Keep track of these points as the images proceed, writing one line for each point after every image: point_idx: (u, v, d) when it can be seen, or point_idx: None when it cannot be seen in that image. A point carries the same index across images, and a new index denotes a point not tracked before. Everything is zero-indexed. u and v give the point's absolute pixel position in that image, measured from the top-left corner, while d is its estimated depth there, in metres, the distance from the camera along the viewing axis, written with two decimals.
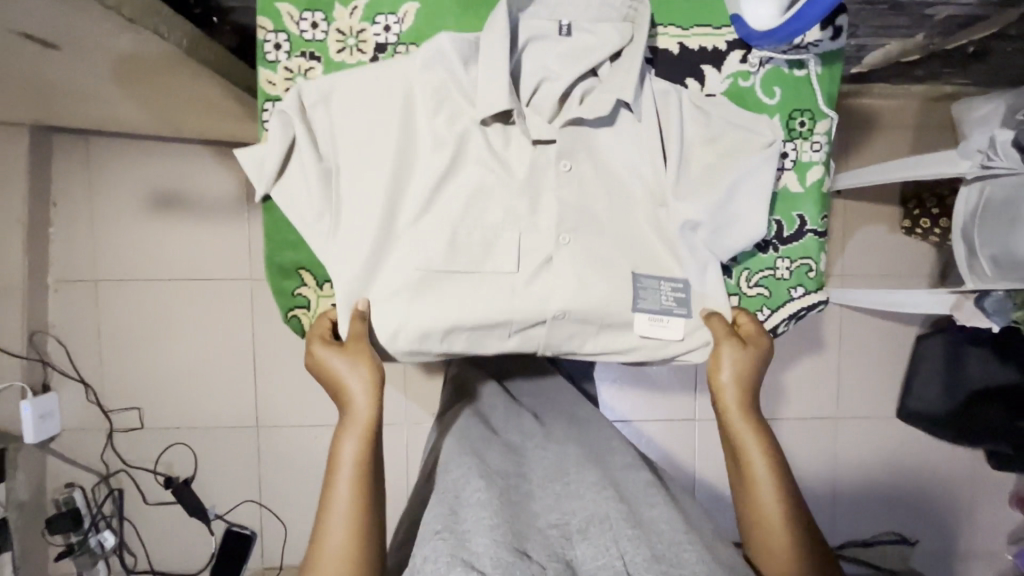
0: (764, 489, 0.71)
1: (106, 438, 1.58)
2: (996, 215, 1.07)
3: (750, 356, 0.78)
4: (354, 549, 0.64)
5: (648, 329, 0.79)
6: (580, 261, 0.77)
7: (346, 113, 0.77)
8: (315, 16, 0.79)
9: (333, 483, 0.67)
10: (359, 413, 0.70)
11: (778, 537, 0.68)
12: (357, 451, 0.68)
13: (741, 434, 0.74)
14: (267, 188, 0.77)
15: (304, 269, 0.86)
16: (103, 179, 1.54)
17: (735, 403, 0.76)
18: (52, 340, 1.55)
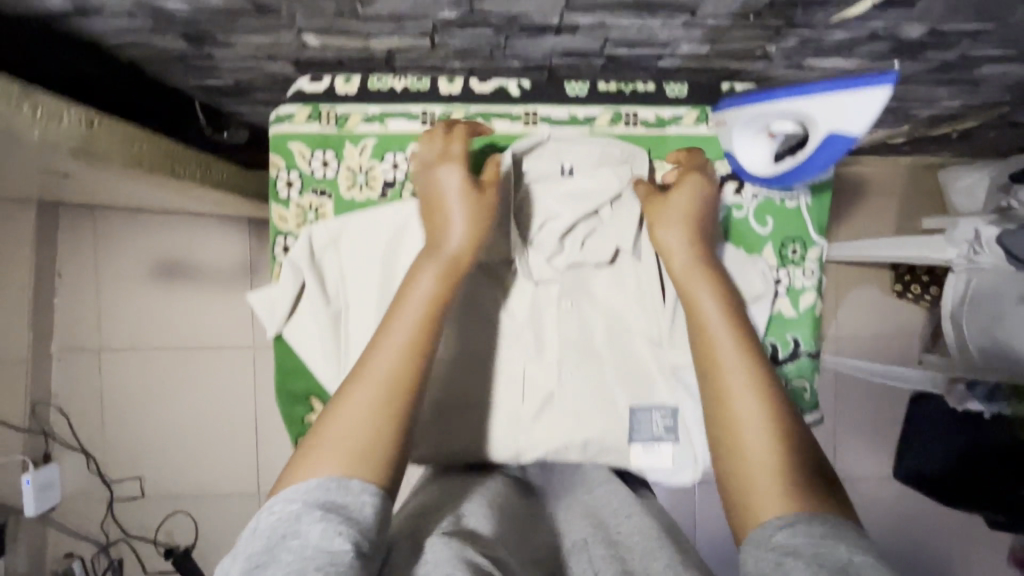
0: (722, 349, 0.64)
1: (106, 507, 1.57)
2: (979, 305, 1.10)
3: (684, 208, 0.71)
4: (391, 401, 0.56)
5: (642, 458, 0.77)
6: (583, 402, 0.75)
7: (342, 260, 0.74)
8: (326, 155, 0.74)
9: (400, 304, 0.60)
10: (450, 252, 0.62)
11: (740, 398, 0.61)
12: (434, 283, 0.61)
13: (692, 290, 0.68)
14: (277, 330, 0.74)
15: (314, 395, 0.76)
16: (105, 250, 1.53)
17: (683, 262, 0.69)
18: (55, 410, 1.54)
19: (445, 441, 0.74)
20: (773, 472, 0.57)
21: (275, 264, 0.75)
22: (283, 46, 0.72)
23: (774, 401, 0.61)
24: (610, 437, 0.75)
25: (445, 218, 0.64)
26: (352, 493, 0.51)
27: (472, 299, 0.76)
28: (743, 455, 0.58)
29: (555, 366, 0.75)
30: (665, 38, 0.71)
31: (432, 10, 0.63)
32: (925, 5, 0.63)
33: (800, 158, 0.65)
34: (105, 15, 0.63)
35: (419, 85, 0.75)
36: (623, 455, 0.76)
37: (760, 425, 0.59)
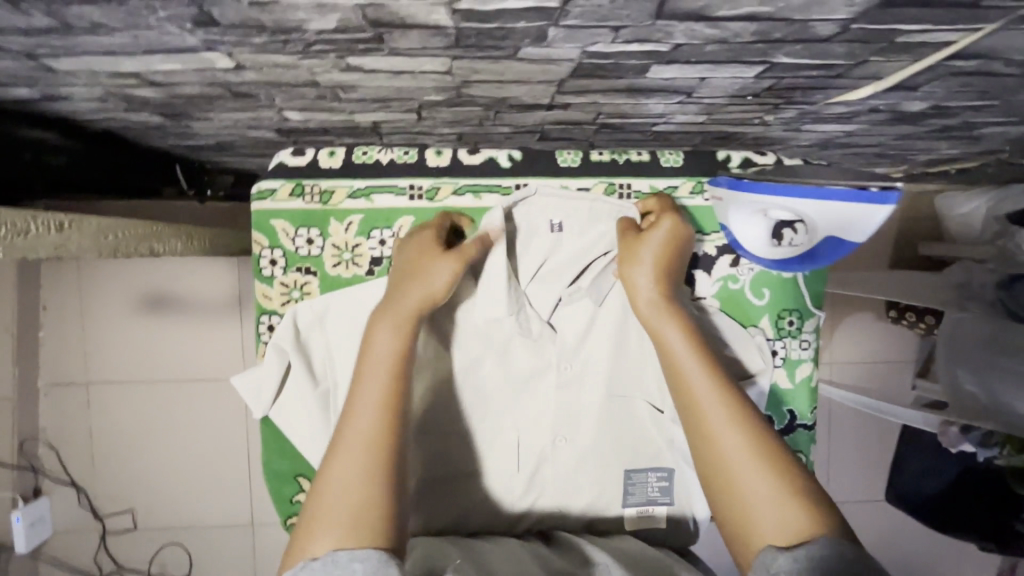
0: (700, 390, 0.61)
1: (98, 540, 1.57)
2: (960, 346, 1.12)
3: (658, 243, 0.69)
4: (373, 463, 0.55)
5: (636, 521, 0.77)
6: (578, 471, 0.76)
7: (330, 333, 0.72)
8: (310, 232, 0.72)
9: (365, 363, 0.60)
10: (407, 304, 0.63)
11: (724, 436, 0.59)
12: (394, 341, 0.60)
13: (659, 327, 0.65)
14: (264, 410, 0.72)
15: (303, 475, 0.75)
16: (89, 284, 1.49)
17: (649, 298, 0.67)
18: (43, 445, 1.53)
19: (438, 511, 0.74)
20: (779, 499, 0.55)
21: (259, 342, 0.74)
22: (264, 120, 0.69)
23: (756, 428, 0.59)
24: (603, 501, 0.76)
25: (424, 268, 0.65)
26: (341, 565, 0.48)
27: (464, 369, 0.74)
28: (738, 497, 0.57)
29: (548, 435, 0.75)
30: (660, 111, 0.69)
31: (416, 95, 0.60)
32: (928, 89, 0.61)
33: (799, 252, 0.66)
34: (74, 100, 0.60)
35: (406, 156, 0.74)
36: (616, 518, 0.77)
37: (748, 462, 0.57)
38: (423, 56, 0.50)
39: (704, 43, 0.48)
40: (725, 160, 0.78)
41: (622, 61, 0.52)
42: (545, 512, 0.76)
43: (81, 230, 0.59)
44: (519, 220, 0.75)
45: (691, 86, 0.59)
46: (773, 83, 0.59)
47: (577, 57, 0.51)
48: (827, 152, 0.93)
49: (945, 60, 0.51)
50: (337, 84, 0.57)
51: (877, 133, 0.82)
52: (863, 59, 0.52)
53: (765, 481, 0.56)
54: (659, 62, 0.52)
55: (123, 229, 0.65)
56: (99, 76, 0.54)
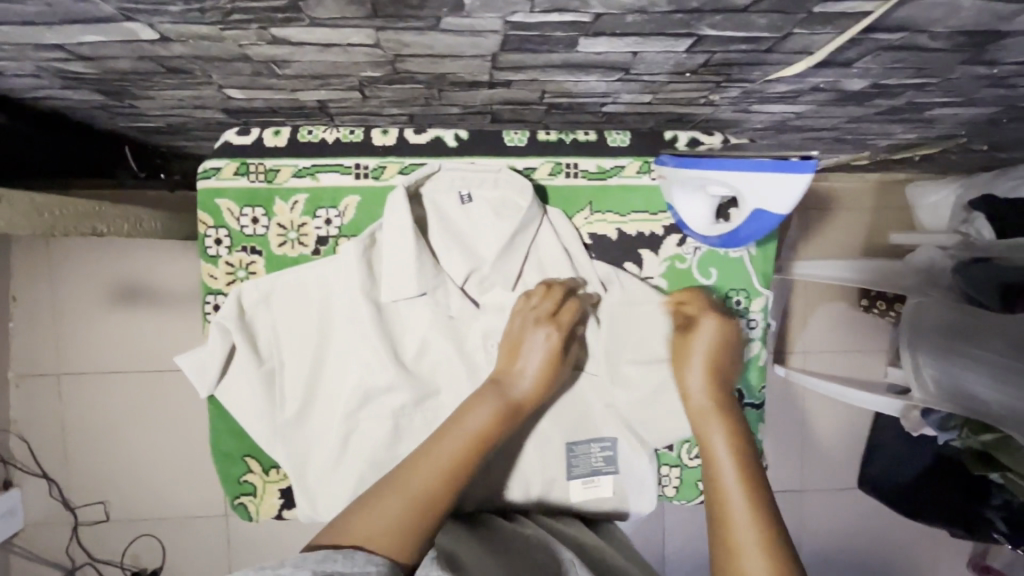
0: (726, 481, 0.67)
1: (70, 532, 1.56)
2: (922, 331, 1.12)
3: (711, 342, 0.75)
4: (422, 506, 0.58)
5: (582, 493, 0.78)
6: (523, 444, 0.77)
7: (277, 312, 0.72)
8: (256, 211, 0.73)
9: (462, 419, 0.64)
10: (516, 395, 0.68)
11: (738, 520, 0.63)
12: (489, 421, 0.65)
13: (706, 428, 0.72)
14: (208, 390, 0.71)
15: (250, 455, 0.75)
16: (59, 275, 1.48)
17: (700, 398, 0.73)
18: (14, 436, 1.52)
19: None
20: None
21: (205, 321, 0.74)
22: (207, 98, 0.69)
23: (771, 527, 0.62)
24: (550, 475, 0.77)
25: (517, 363, 0.70)
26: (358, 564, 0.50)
27: (401, 342, 0.73)
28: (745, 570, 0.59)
29: None
30: (603, 90, 0.69)
31: (353, 70, 0.60)
32: (862, 65, 0.61)
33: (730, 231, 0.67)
34: (8, 75, 0.60)
35: (353, 136, 0.75)
36: (564, 491, 0.78)
37: (759, 545, 0.61)
38: (347, 27, 0.50)
39: (625, 13, 0.48)
40: (673, 140, 0.81)
41: (548, 33, 0.52)
42: (493, 492, 0.76)
43: (13, 207, 0.58)
44: (430, 197, 0.76)
45: (626, 61, 0.59)
46: (707, 59, 0.59)
47: (501, 29, 0.51)
48: (783, 135, 0.93)
49: (868, 33, 0.52)
50: (269, 57, 0.57)
51: (828, 115, 0.82)
52: (788, 31, 0.52)
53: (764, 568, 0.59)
54: (586, 34, 0.52)
55: (61, 208, 0.64)
56: (25, 48, 0.53)
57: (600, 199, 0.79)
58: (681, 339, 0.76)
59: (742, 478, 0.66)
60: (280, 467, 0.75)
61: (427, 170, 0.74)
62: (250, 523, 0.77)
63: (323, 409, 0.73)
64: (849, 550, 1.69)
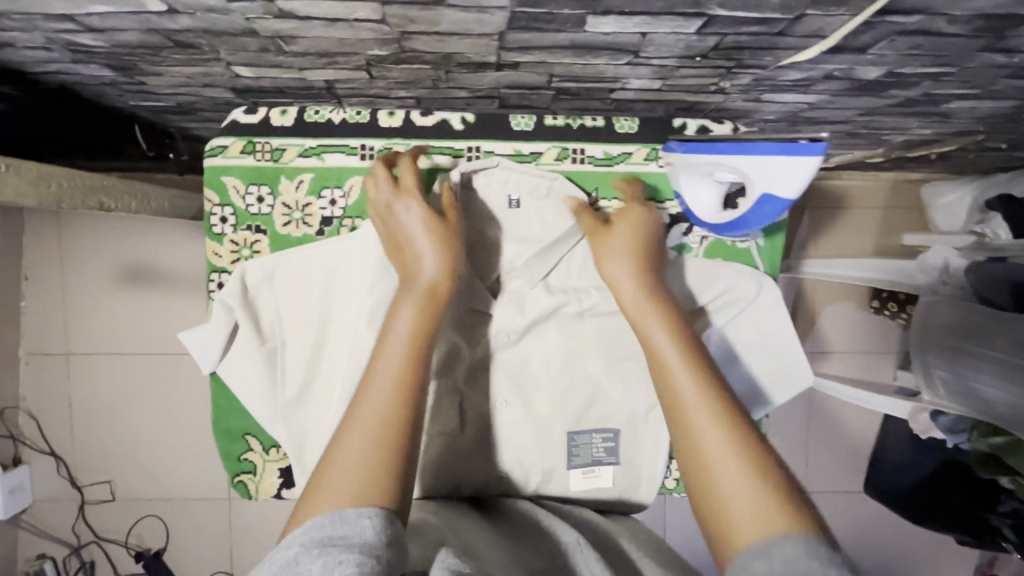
0: (678, 370, 0.60)
1: (77, 509, 1.58)
2: (931, 333, 1.10)
3: (636, 223, 0.71)
4: (389, 424, 0.54)
5: (581, 483, 0.77)
6: (522, 430, 0.76)
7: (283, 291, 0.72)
8: (261, 190, 0.73)
9: (388, 333, 0.59)
10: (425, 280, 0.62)
11: (700, 414, 0.57)
12: (415, 319, 0.59)
13: (643, 319, 0.65)
14: (211, 366, 0.72)
15: (251, 434, 0.76)
16: (72, 256, 1.49)
17: (637, 292, 0.67)
18: (24, 414, 1.54)
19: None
20: (761, 495, 0.52)
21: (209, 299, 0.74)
22: (216, 76, 0.69)
23: (746, 440, 0.56)
24: (548, 464, 0.76)
25: (428, 254, 0.63)
26: (351, 521, 0.47)
27: None
28: (716, 483, 0.54)
29: (492, 392, 0.76)
30: (612, 74, 0.68)
31: (359, 48, 0.60)
32: (877, 51, 0.60)
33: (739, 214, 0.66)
34: (19, 47, 0.61)
35: (359, 117, 0.76)
36: (564, 481, 0.76)
37: (723, 443, 0.55)
38: (353, 1, 0.50)
39: None
40: (681, 128, 0.81)
41: (555, 11, 0.51)
42: (492, 477, 0.76)
43: (23, 177, 0.59)
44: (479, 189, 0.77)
45: (634, 43, 0.59)
46: (718, 41, 0.58)
47: (508, 5, 0.50)
48: (795, 128, 0.91)
49: (883, 14, 0.51)
50: (276, 33, 0.57)
51: (841, 106, 0.80)
52: (801, 12, 0.51)
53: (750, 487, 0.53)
54: (593, 12, 0.52)
55: (70, 181, 0.65)
56: (34, 18, 0.53)
57: (605, 185, 0.79)
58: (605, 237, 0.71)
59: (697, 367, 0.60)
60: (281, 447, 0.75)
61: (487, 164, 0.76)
62: (250, 502, 0.78)
63: (323, 390, 0.72)
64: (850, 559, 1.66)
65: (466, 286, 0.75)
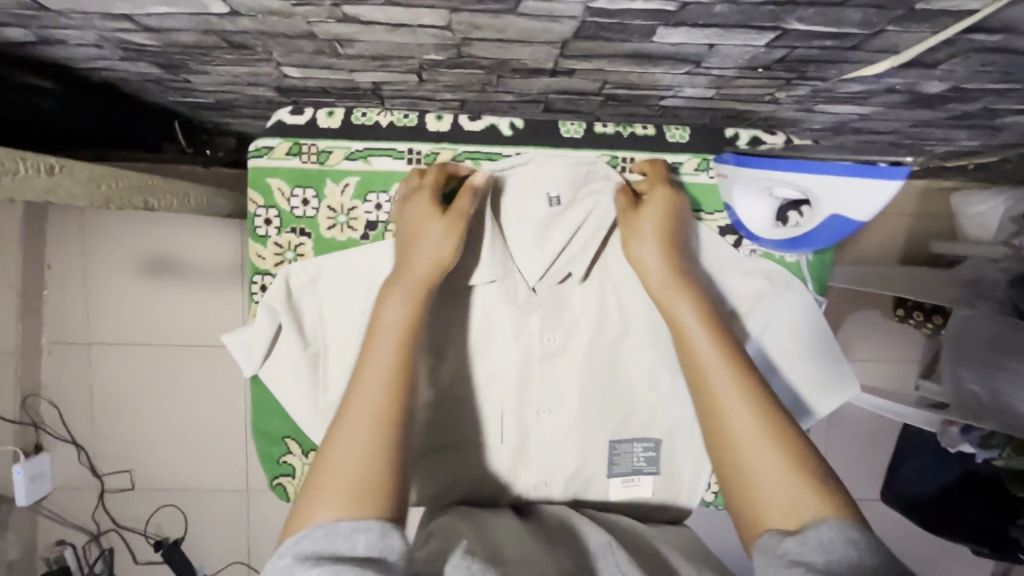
0: (706, 356, 0.61)
1: (97, 497, 1.57)
2: (962, 346, 1.06)
3: (665, 212, 0.70)
4: (381, 421, 0.54)
5: (621, 492, 0.77)
6: (562, 437, 0.75)
7: (329, 296, 0.71)
8: (307, 192, 0.73)
9: (376, 328, 0.58)
10: (415, 272, 0.62)
11: (732, 402, 0.58)
12: (404, 309, 0.59)
13: (672, 305, 0.65)
14: (253, 370, 0.72)
15: (291, 437, 0.75)
16: (95, 246, 1.46)
17: (661, 278, 0.67)
18: (45, 402, 1.52)
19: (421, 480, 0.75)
20: (793, 482, 0.53)
21: (252, 302, 0.74)
22: (263, 76, 0.68)
23: (769, 412, 0.57)
24: (589, 470, 0.76)
25: (421, 245, 0.64)
26: (342, 536, 0.47)
27: (447, 329, 0.74)
28: (748, 472, 0.55)
29: (534, 401, 0.75)
30: (668, 83, 0.67)
31: (417, 52, 0.59)
32: (948, 67, 0.58)
33: (804, 231, 0.65)
34: (70, 44, 0.59)
35: (406, 120, 0.75)
36: (604, 489, 0.76)
37: (746, 411, 0.57)
38: (422, 7, 0.49)
39: (712, 3, 0.46)
40: (733, 138, 0.80)
41: (627, 21, 0.50)
42: (532, 485, 0.76)
43: (76, 177, 0.58)
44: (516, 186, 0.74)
45: (699, 54, 0.57)
46: (786, 54, 0.56)
47: (580, 14, 0.49)
48: (841, 137, 0.90)
49: (965, 33, 0.49)
50: (335, 36, 0.55)
51: (893, 118, 0.78)
52: (881, 28, 0.49)
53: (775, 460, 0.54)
54: (666, 24, 0.50)
55: (119, 180, 0.64)
56: (92, 17, 0.52)
57: None
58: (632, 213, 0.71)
59: (721, 351, 0.61)
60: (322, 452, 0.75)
61: (515, 162, 0.74)
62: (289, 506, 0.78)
63: None
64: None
65: (510, 291, 0.75)
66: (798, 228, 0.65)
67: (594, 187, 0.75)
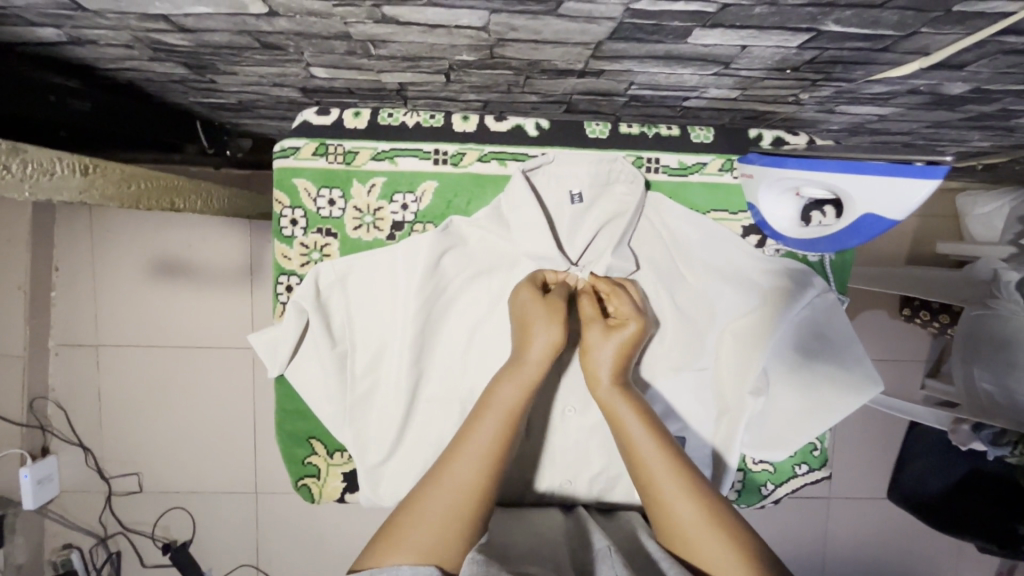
0: (646, 449, 0.63)
1: (103, 501, 1.50)
2: (974, 348, 1.07)
3: (623, 340, 0.68)
4: (473, 492, 0.58)
5: None
6: (588, 435, 0.76)
7: (359, 299, 0.74)
8: (333, 193, 0.76)
9: (486, 404, 0.63)
10: (530, 360, 0.65)
11: (671, 486, 0.60)
12: (515, 392, 0.64)
13: (615, 408, 0.66)
14: (279, 369, 0.74)
15: (315, 437, 0.78)
16: (105, 247, 1.42)
17: (608, 384, 0.67)
18: (52, 405, 1.47)
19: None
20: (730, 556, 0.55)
21: (278, 303, 0.77)
22: (290, 76, 0.68)
23: (714, 503, 0.59)
24: (613, 468, 0.76)
25: (534, 335, 0.66)
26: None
27: (474, 327, 0.75)
28: (696, 553, 0.57)
29: (560, 400, 0.76)
30: (693, 84, 0.67)
31: (448, 53, 0.59)
32: (974, 68, 0.58)
33: (835, 229, 0.65)
34: (100, 44, 0.59)
35: (432, 121, 0.76)
36: (628, 488, 0.76)
37: (693, 505, 0.59)
38: (462, 9, 0.49)
39: (752, 5, 0.47)
40: (757, 138, 0.79)
41: (664, 22, 0.50)
42: (558, 481, 0.76)
43: (109, 178, 0.59)
44: (543, 189, 0.76)
45: (730, 55, 0.58)
46: (816, 55, 0.57)
47: (618, 16, 0.49)
48: (856, 138, 0.90)
49: (996, 35, 0.50)
50: (369, 37, 0.55)
51: (912, 119, 0.79)
52: (914, 30, 0.50)
53: (723, 547, 0.56)
54: (703, 25, 0.50)
55: (145, 181, 0.65)
56: (128, 18, 0.52)
57: (679, 195, 0.78)
58: (599, 331, 0.69)
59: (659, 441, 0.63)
60: (348, 451, 0.77)
61: (543, 163, 0.74)
62: (313, 503, 0.80)
63: (388, 396, 0.73)
64: (877, 572, 1.50)
65: None
66: (828, 227, 0.66)
67: (618, 181, 0.76)
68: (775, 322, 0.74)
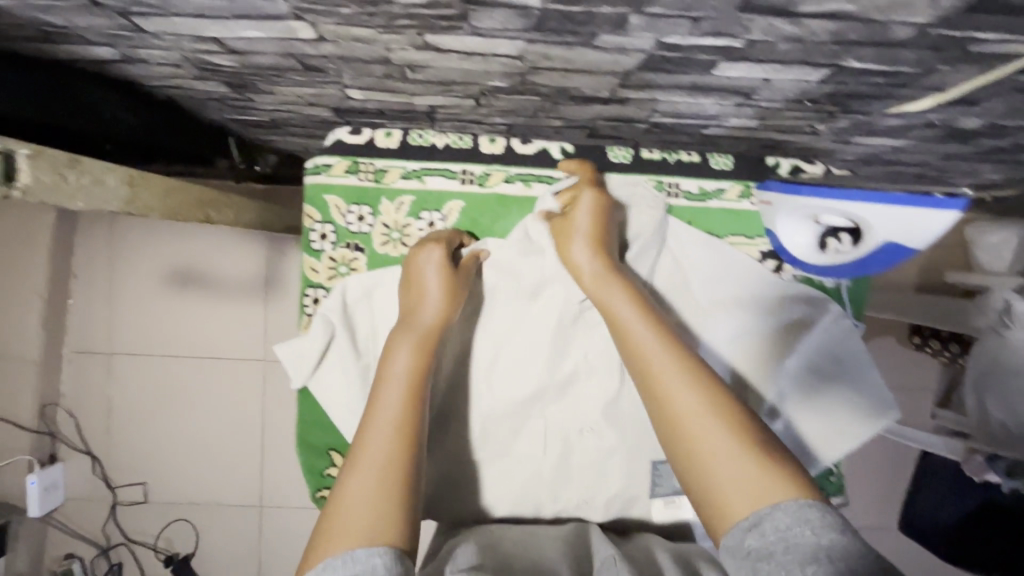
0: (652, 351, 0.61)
1: (108, 510, 1.50)
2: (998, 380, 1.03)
3: (598, 218, 0.72)
4: (397, 471, 0.53)
5: (663, 514, 0.76)
6: (605, 454, 0.76)
7: (385, 313, 0.75)
8: (362, 209, 0.78)
9: (384, 377, 0.60)
10: (424, 323, 0.66)
11: (677, 386, 0.57)
12: (413, 358, 0.62)
13: (611, 301, 0.66)
14: (302, 381, 0.75)
15: (335, 450, 0.78)
16: (123, 257, 1.45)
17: (598, 274, 0.68)
18: (63, 412, 1.47)
19: (460, 496, 0.75)
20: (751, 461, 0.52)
21: (304, 315, 0.78)
22: (326, 97, 0.71)
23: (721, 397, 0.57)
24: (630, 490, 0.76)
25: (424, 298, 0.68)
26: (360, 561, 0.46)
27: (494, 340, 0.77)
28: (714, 466, 0.53)
29: (577, 418, 0.77)
30: (715, 113, 0.69)
31: (481, 79, 0.62)
32: (989, 105, 0.60)
33: (855, 257, 0.67)
34: (150, 63, 0.62)
35: (461, 142, 0.79)
36: (645, 510, 0.76)
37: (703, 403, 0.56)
38: (501, 38, 0.51)
39: (779, 41, 0.49)
40: (775, 166, 0.82)
41: (693, 55, 0.52)
42: (575, 501, 0.76)
43: (149, 191, 0.61)
44: None
45: (753, 87, 0.60)
46: (835, 89, 0.59)
47: (650, 48, 0.51)
48: (869, 168, 0.92)
49: (1012, 74, 0.52)
50: (408, 62, 0.58)
51: (924, 151, 0.81)
52: (933, 67, 0.52)
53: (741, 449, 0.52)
54: (729, 58, 0.53)
55: (180, 195, 0.67)
56: (181, 39, 0.55)
57: (699, 219, 0.81)
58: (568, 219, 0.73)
59: (669, 348, 0.60)
60: None
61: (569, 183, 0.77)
62: None
63: None
64: None
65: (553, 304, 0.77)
66: (848, 255, 0.68)
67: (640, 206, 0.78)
68: (788, 345, 0.77)
